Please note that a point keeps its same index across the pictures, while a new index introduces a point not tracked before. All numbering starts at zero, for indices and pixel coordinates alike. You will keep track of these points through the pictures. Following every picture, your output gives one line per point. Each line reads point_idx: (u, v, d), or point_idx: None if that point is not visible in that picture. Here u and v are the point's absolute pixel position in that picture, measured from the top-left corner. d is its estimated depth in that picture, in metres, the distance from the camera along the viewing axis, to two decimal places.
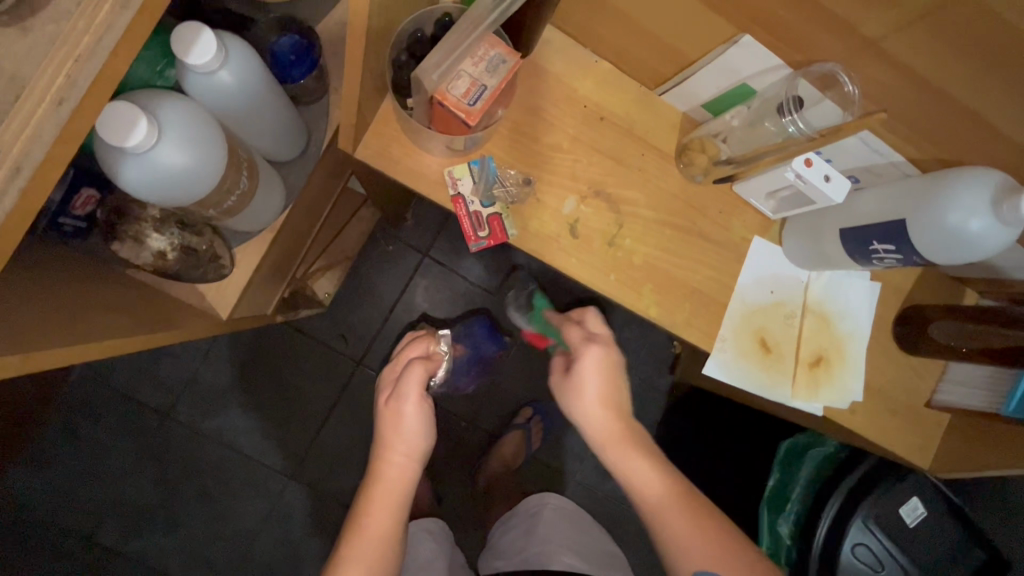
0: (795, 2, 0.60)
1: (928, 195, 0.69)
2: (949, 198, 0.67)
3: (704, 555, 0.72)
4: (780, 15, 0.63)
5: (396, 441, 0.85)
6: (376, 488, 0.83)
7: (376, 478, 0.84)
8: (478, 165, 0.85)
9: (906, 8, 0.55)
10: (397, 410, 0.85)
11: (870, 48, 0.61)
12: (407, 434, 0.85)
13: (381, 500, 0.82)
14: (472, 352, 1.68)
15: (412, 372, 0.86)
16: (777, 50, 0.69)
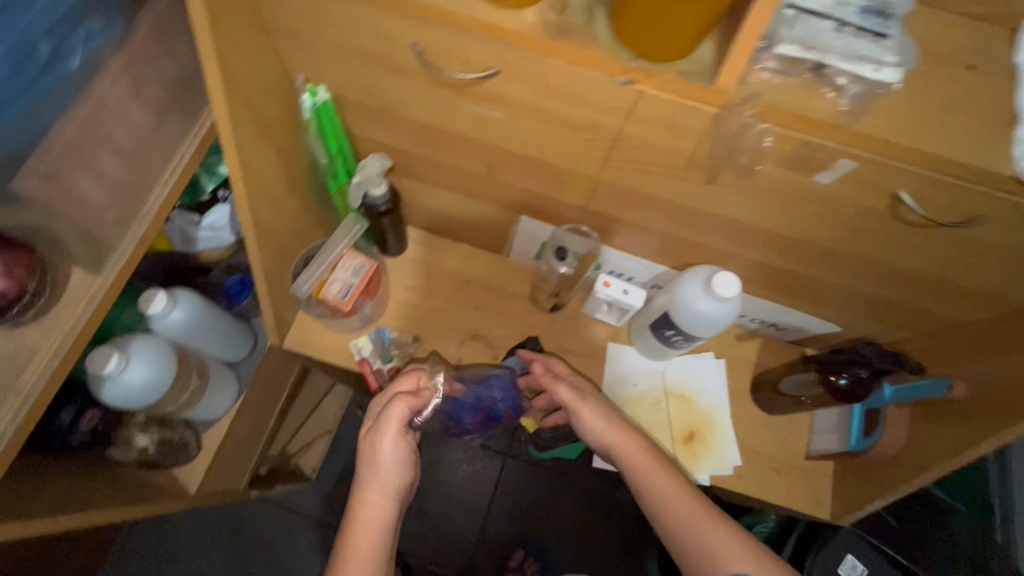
0: (529, 195, 0.93)
1: (675, 291, 0.93)
2: (682, 291, 0.91)
3: (736, 553, 0.75)
4: (531, 202, 0.95)
5: (377, 473, 0.81)
6: (354, 525, 0.79)
7: (353, 514, 0.80)
8: (376, 334, 1.12)
9: (583, 190, 0.86)
10: (374, 441, 0.82)
11: (587, 211, 0.91)
12: (382, 466, 0.82)
13: (359, 540, 0.78)
14: (486, 418, 1.00)
15: (395, 405, 0.83)
16: (546, 220, 1.00)
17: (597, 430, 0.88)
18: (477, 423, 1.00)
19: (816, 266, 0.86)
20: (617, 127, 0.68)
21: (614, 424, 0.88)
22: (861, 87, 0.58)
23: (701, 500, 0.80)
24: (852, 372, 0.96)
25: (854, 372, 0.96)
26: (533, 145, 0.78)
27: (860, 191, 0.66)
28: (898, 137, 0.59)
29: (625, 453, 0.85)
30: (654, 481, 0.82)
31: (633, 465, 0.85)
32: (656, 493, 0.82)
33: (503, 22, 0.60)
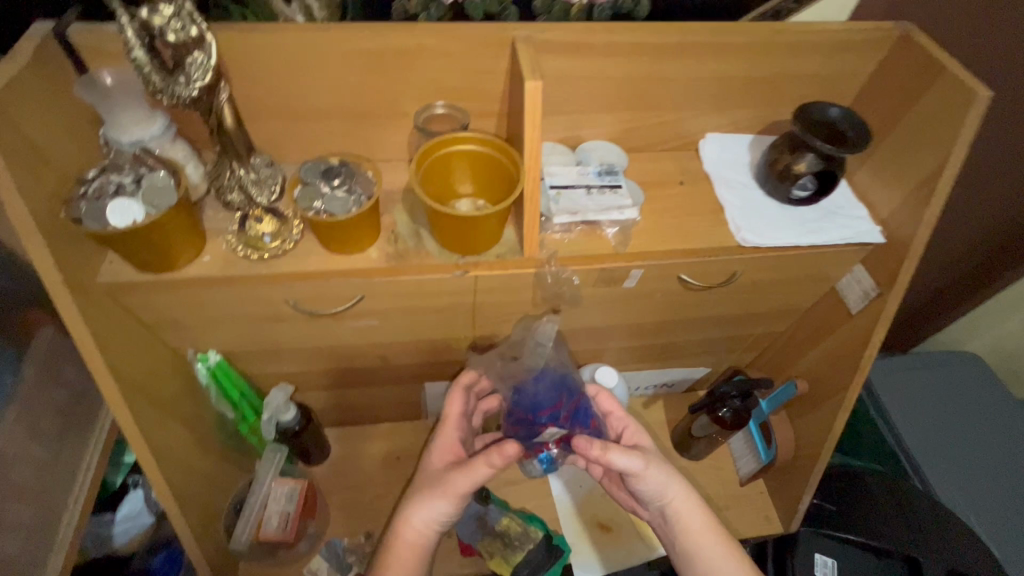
0: (423, 364, 1.04)
1: None
2: None
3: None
4: (428, 369, 1.06)
5: (442, 490, 0.79)
6: (406, 532, 0.79)
7: (403, 527, 0.80)
8: (326, 549, 1.09)
9: (466, 346, 0.99)
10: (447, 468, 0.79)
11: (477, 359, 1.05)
12: (442, 488, 0.80)
13: (406, 550, 0.79)
14: (574, 420, 0.84)
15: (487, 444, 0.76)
16: (447, 377, 1.11)
17: (654, 475, 0.80)
18: (564, 420, 0.83)
19: (664, 334, 1.06)
20: (472, 300, 0.85)
21: (676, 476, 0.82)
22: (625, 217, 0.82)
23: (723, 544, 0.80)
24: (720, 412, 1.11)
25: (721, 411, 1.11)
26: (412, 330, 0.91)
27: (659, 280, 0.87)
28: (659, 244, 0.83)
29: (673, 503, 0.81)
30: (689, 524, 0.81)
31: (676, 516, 0.82)
32: (687, 537, 0.81)
33: (356, 265, 0.76)
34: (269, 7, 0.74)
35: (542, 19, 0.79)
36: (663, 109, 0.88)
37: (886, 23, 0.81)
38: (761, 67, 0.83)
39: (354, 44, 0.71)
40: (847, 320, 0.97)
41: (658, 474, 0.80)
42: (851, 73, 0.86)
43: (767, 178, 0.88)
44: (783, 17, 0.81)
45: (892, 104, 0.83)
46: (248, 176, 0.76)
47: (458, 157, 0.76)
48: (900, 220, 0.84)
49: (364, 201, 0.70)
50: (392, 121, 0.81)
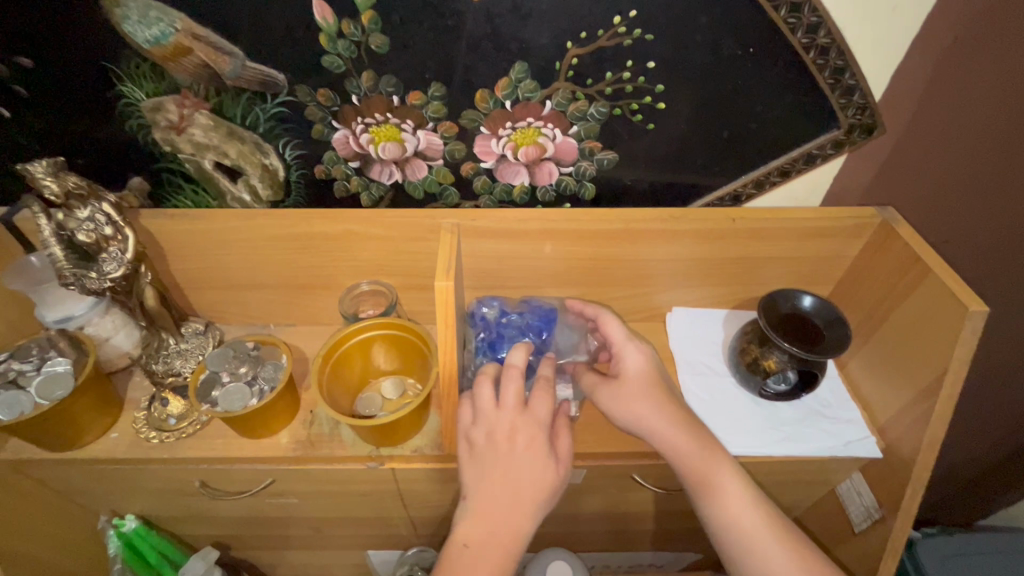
0: (359, 535, 0.93)
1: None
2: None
3: None
4: (367, 539, 0.95)
5: (504, 466, 0.55)
6: (469, 520, 0.54)
7: (470, 498, 0.55)
8: None
9: (403, 523, 0.88)
10: (526, 416, 0.57)
11: (420, 535, 0.93)
12: (521, 443, 0.56)
13: (498, 536, 0.53)
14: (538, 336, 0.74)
15: (540, 397, 0.58)
16: (390, 548, 0.99)
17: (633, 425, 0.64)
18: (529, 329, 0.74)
19: (635, 523, 0.91)
20: (395, 487, 0.76)
21: (673, 424, 0.61)
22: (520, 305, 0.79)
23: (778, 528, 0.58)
24: None
25: None
26: (335, 507, 0.82)
27: (609, 477, 0.75)
28: (604, 443, 0.72)
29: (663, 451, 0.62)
30: (708, 484, 0.59)
31: (692, 475, 0.60)
32: (715, 501, 0.59)
33: (262, 450, 0.71)
34: (215, 187, 0.76)
35: (484, 200, 0.76)
36: (621, 286, 0.81)
37: (864, 210, 0.73)
38: (723, 249, 0.76)
39: (288, 228, 0.73)
40: (852, 536, 0.79)
41: (645, 414, 0.62)
42: (830, 257, 0.77)
43: (736, 366, 0.77)
44: (743, 201, 0.75)
45: (880, 295, 0.73)
46: (177, 346, 0.75)
47: (376, 338, 0.72)
48: (900, 432, 0.69)
49: (266, 391, 0.68)
50: (330, 291, 0.80)
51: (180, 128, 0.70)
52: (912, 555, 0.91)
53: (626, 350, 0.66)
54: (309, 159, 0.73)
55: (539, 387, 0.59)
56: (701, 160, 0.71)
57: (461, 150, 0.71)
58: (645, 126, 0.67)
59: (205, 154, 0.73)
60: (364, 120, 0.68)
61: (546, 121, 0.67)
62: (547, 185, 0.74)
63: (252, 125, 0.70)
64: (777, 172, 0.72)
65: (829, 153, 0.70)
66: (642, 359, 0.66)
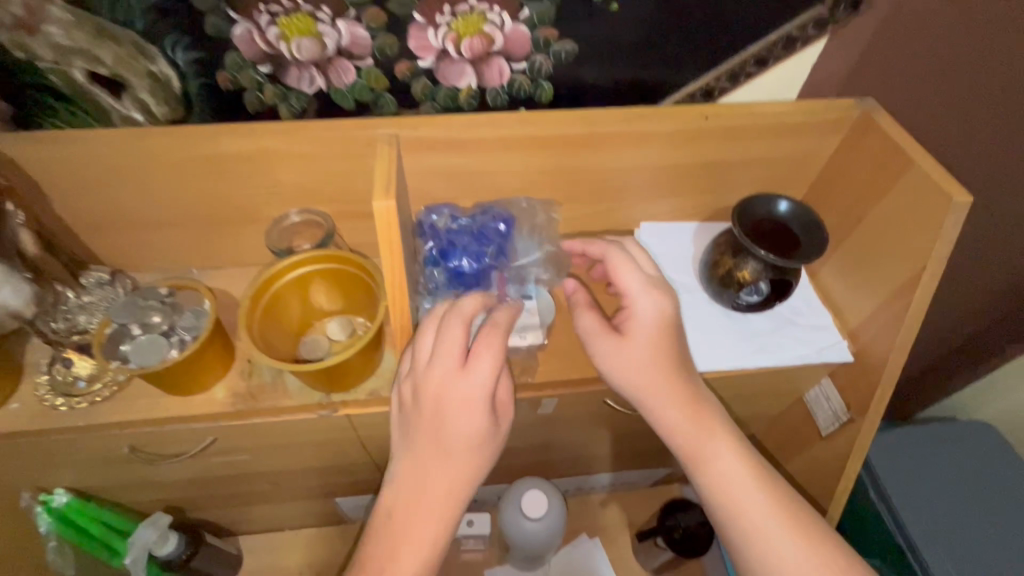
0: (325, 485, 0.89)
1: (505, 505, 0.89)
2: (509, 503, 0.89)
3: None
4: (334, 488, 0.91)
5: (427, 435, 0.51)
6: (394, 486, 0.52)
7: (416, 440, 0.52)
8: None
9: (370, 469, 0.84)
10: (441, 372, 0.51)
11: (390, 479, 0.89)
12: (443, 409, 0.51)
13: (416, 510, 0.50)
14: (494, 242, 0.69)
15: (457, 328, 0.52)
16: (361, 494, 0.95)
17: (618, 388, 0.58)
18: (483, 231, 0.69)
19: (607, 447, 0.90)
20: (353, 434, 0.71)
21: (656, 376, 0.56)
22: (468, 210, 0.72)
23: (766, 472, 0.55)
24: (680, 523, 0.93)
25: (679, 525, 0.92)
26: (292, 459, 0.76)
27: (582, 404, 0.72)
28: (574, 369, 0.68)
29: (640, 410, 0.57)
30: (685, 445, 0.55)
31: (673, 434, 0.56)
32: (694, 462, 0.55)
33: (196, 408, 0.63)
34: (94, 103, 0.63)
35: (426, 108, 0.66)
36: (585, 201, 0.74)
37: (844, 101, 0.67)
38: (694, 153, 0.70)
39: (192, 150, 0.61)
40: (819, 441, 0.80)
41: (624, 354, 0.57)
42: (805, 157, 0.72)
43: (708, 281, 0.73)
44: (715, 97, 0.68)
45: (856, 194, 0.69)
46: (77, 300, 0.64)
47: (313, 275, 0.63)
48: (872, 334, 0.68)
49: (188, 341, 0.59)
50: (256, 225, 0.69)
51: (31, 26, 0.56)
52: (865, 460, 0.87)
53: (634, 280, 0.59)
54: (209, 64, 0.61)
55: (486, 339, 0.51)
56: (670, 49, 0.62)
57: (393, 45, 0.60)
58: (606, 6, 0.58)
59: (72, 61, 0.59)
60: (269, 8, 0.56)
61: (491, 3, 0.57)
62: (498, 86, 0.64)
63: (126, 20, 0.57)
64: (752, 61, 0.64)
65: (809, 36, 0.63)
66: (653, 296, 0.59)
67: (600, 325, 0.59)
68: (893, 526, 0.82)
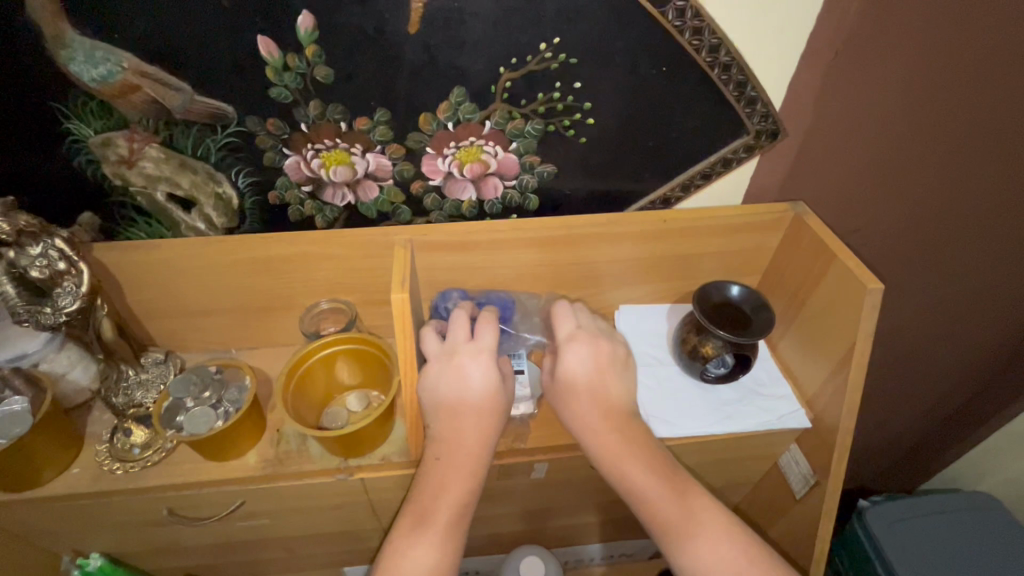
0: (334, 552, 0.94)
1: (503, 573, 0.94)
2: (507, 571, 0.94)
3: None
4: (342, 556, 0.96)
5: (455, 397, 0.62)
6: (436, 444, 0.61)
7: (444, 404, 0.62)
8: None
9: (378, 535, 0.90)
10: (457, 349, 0.64)
11: None
12: (465, 379, 0.62)
13: (448, 467, 0.59)
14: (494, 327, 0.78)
15: (461, 322, 0.66)
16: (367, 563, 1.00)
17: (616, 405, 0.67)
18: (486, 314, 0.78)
19: (600, 513, 0.96)
20: (365, 498, 0.79)
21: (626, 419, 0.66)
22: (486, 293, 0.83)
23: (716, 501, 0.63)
24: None
25: None
26: (308, 524, 0.84)
27: (570, 468, 0.80)
28: (562, 436, 0.77)
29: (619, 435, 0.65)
30: (654, 485, 0.62)
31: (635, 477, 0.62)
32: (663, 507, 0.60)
33: (231, 471, 0.72)
34: (168, 217, 0.78)
35: (435, 216, 0.80)
36: (570, 288, 0.87)
37: (780, 205, 0.82)
38: (659, 248, 0.83)
39: (245, 253, 0.75)
40: (795, 505, 0.86)
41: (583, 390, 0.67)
42: (754, 249, 0.85)
43: (679, 356, 0.83)
44: (673, 204, 0.82)
45: (799, 280, 0.81)
46: (137, 376, 0.75)
47: (339, 354, 0.75)
48: (825, 402, 0.77)
49: (231, 412, 0.70)
50: (290, 312, 0.82)
51: (131, 162, 0.72)
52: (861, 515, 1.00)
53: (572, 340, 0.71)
54: (262, 186, 0.76)
55: (485, 323, 0.66)
56: (632, 169, 0.77)
57: (410, 170, 0.75)
58: (578, 139, 0.73)
59: (157, 186, 0.74)
60: (314, 146, 0.72)
61: (487, 139, 0.73)
62: (494, 198, 0.79)
63: (203, 156, 0.72)
64: (699, 176, 0.79)
65: (743, 157, 0.78)
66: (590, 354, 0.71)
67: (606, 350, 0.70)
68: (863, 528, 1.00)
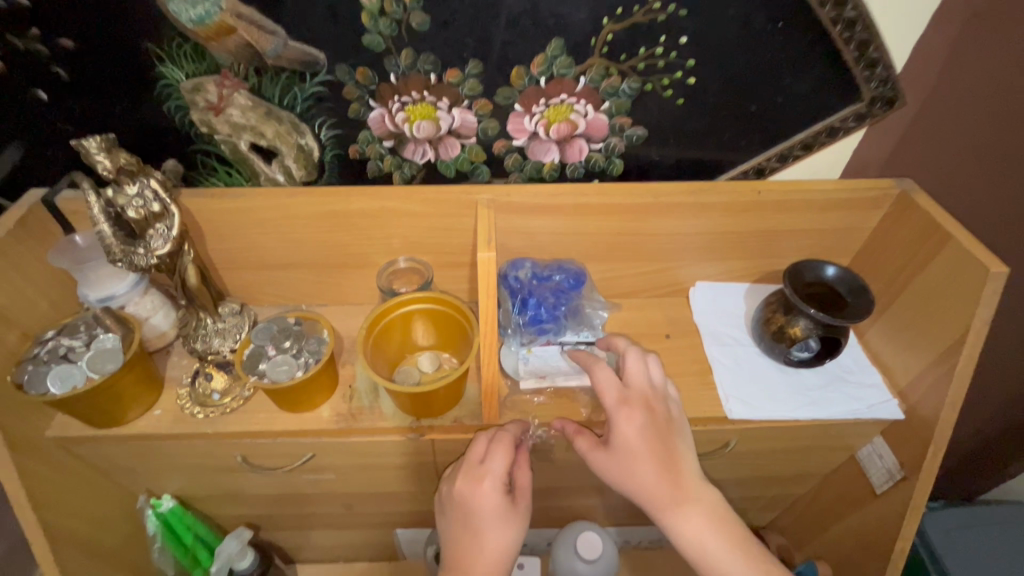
0: (389, 513, 0.95)
1: (558, 546, 0.94)
2: (560, 546, 0.93)
3: None
4: (396, 517, 0.97)
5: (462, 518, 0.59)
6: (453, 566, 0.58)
7: (450, 525, 0.60)
8: None
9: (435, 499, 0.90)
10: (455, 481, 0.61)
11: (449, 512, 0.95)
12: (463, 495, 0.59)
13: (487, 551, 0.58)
14: (557, 300, 0.78)
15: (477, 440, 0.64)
16: (417, 526, 1.00)
17: (643, 476, 0.59)
18: (551, 292, 0.78)
19: None
20: (431, 459, 0.78)
21: (642, 465, 0.59)
22: (556, 264, 0.82)
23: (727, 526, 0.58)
24: None
25: None
26: (369, 482, 0.84)
27: None
28: None
29: (635, 480, 0.59)
30: (665, 512, 0.58)
31: (654, 508, 0.59)
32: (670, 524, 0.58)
33: (306, 423, 0.72)
34: (249, 167, 0.77)
35: (514, 177, 0.78)
36: (647, 260, 0.83)
37: (884, 182, 0.76)
38: (748, 222, 0.79)
39: (325, 206, 0.74)
40: (873, 500, 0.82)
41: (625, 472, 0.59)
42: (850, 228, 0.80)
43: (761, 336, 0.79)
44: (767, 175, 0.77)
45: (900, 263, 0.76)
46: (215, 325, 0.75)
47: (415, 313, 0.73)
48: (922, 394, 0.72)
49: (311, 363, 0.69)
50: (364, 270, 0.81)
51: (218, 109, 0.71)
52: (919, 530, 0.93)
53: (641, 442, 0.60)
54: (344, 140, 0.74)
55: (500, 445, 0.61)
56: (727, 136, 0.73)
57: (494, 128, 0.73)
58: (675, 101, 0.69)
59: (242, 135, 0.74)
60: (401, 99, 0.70)
61: (579, 97, 0.70)
62: (577, 162, 0.76)
63: (289, 105, 0.71)
64: (799, 145, 0.74)
65: (851, 127, 0.72)
66: (635, 416, 0.61)
67: (634, 418, 0.60)
68: (917, 538, 0.93)
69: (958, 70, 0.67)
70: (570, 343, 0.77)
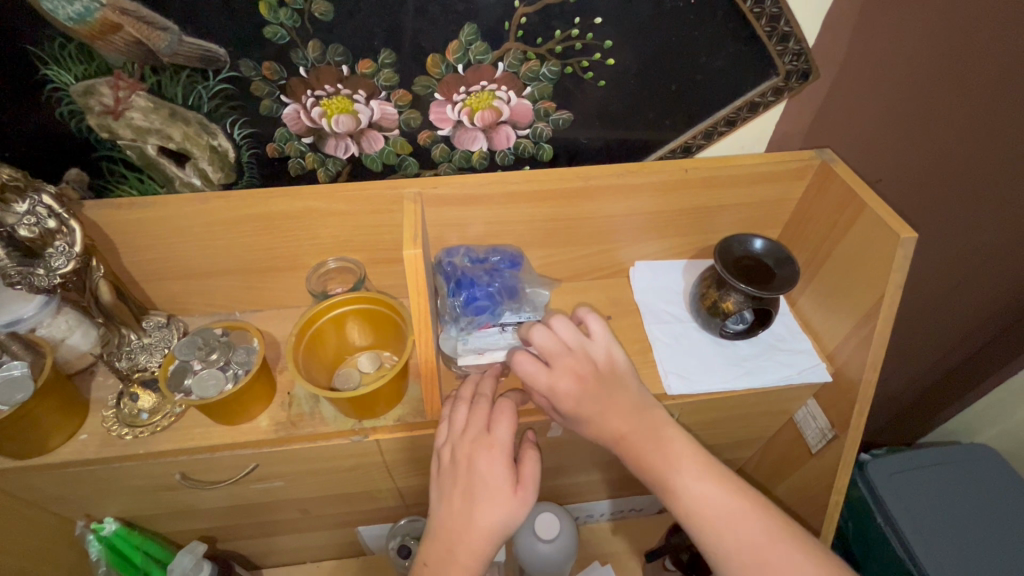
0: (348, 512, 0.95)
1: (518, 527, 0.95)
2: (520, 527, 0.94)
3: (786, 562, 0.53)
4: (356, 516, 0.97)
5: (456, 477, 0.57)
6: (446, 524, 0.56)
7: (444, 484, 0.58)
8: None
9: (391, 495, 0.90)
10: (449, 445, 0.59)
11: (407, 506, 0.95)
12: (456, 460, 0.58)
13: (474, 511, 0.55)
14: (492, 279, 0.77)
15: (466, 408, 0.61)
16: (378, 522, 1.00)
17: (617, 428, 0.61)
18: (485, 272, 0.78)
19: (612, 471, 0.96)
20: (380, 459, 0.77)
21: (610, 416, 0.61)
22: (492, 249, 0.81)
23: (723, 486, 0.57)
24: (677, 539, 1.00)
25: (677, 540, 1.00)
26: (320, 485, 0.83)
27: None
28: None
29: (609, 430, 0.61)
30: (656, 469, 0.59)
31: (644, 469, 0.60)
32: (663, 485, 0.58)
33: (244, 434, 0.70)
34: (161, 173, 0.73)
35: (443, 168, 0.76)
36: (585, 243, 0.83)
37: (805, 153, 0.78)
38: (679, 200, 0.80)
39: (245, 210, 0.71)
40: (810, 459, 0.86)
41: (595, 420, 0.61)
42: (777, 200, 0.82)
43: (696, 311, 0.81)
44: (695, 152, 0.78)
45: (824, 231, 0.78)
46: (140, 340, 0.72)
47: (348, 314, 0.72)
48: (847, 356, 0.75)
49: (241, 375, 0.68)
50: (295, 271, 0.79)
51: (117, 112, 0.66)
52: (861, 469, 0.98)
53: (583, 398, 0.61)
54: (260, 138, 0.71)
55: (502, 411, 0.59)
56: (652, 115, 0.73)
57: (417, 118, 0.70)
58: (596, 83, 0.69)
59: (148, 139, 0.69)
60: (314, 93, 0.67)
61: (500, 83, 0.68)
62: (506, 149, 0.75)
63: (195, 105, 0.67)
64: (723, 122, 0.75)
65: (771, 101, 0.73)
66: (558, 376, 0.60)
67: (557, 375, 0.61)
68: (860, 478, 0.99)
69: (867, 40, 0.69)
70: (510, 322, 0.74)
